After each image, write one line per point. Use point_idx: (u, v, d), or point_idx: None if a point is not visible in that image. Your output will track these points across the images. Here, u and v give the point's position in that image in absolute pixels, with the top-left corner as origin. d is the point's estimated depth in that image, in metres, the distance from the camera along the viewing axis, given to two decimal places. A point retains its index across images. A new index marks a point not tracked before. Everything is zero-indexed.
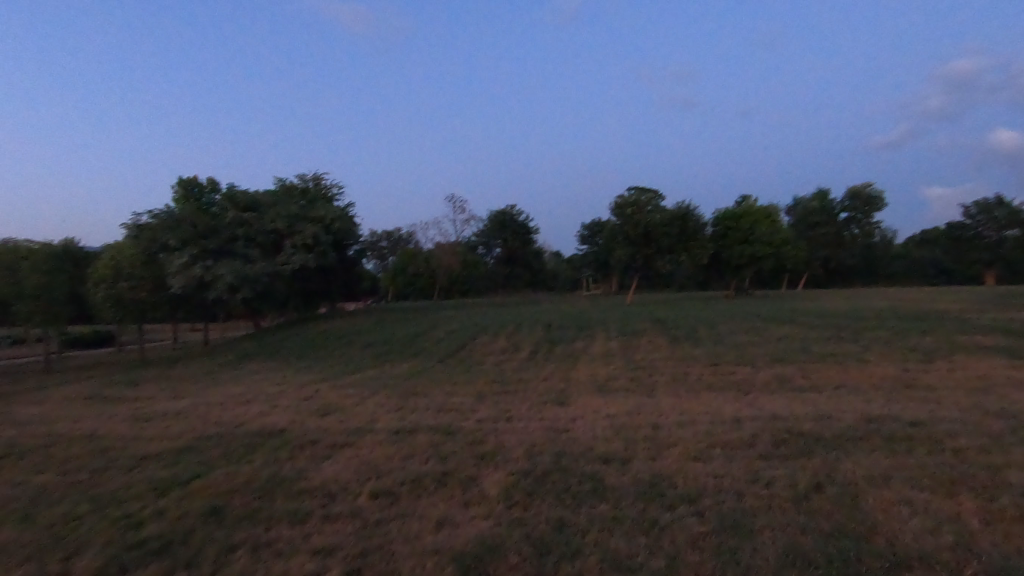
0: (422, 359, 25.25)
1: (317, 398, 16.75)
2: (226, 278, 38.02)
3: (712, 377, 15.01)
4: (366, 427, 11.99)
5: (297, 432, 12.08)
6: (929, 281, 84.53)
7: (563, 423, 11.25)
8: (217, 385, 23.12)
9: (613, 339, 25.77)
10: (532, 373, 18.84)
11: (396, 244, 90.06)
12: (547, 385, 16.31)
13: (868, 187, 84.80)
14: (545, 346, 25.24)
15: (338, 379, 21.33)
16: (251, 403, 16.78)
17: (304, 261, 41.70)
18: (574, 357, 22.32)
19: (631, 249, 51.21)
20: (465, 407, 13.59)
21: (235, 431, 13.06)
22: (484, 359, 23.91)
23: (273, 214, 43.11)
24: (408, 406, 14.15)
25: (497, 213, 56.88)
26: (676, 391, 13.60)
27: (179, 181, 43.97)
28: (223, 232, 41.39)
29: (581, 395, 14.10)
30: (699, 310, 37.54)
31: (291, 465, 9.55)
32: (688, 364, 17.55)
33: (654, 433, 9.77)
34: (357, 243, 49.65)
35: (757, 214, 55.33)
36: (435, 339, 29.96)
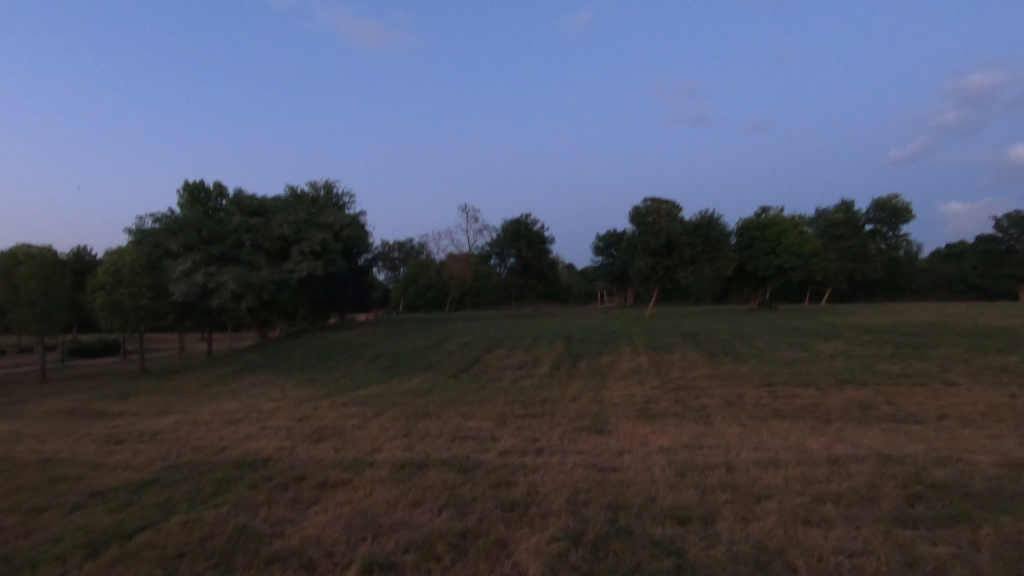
0: (434, 374, 23.13)
1: (313, 419, 14.68)
2: (229, 285, 36.29)
3: (775, 400, 12.78)
4: (368, 458, 9.94)
5: (283, 464, 10.02)
6: (957, 297, 81.37)
7: (608, 459, 9.11)
8: (211, 400, 21.17)
9: (642, 354, 23.54)
10: (558, 392, 16.68)
11: (408, 254, 88.66)
12: (577, 406, 14.17)
13: (894, 199, 82.21)
14: (568, 361, 23.07)
15: (341, 396, 19.26)
16: (240, 423, 14.79)
17: (311, 268, 40.01)
18: (602, 374, 20.10)
19: (651, 260, 48.97)
20: (484, 433, 11.45)
21: (213, 458, 11.08)
22: (502, 375, 21.80)
23: (281, 219, 41.57)
24: (417, 432, 12.01)
25: (512, 222, 54.85)
26: (737, 417, 11.39)
27: (185, 185, 42.57)
28: (229, 238, 39.83)
29: (621, 421, 11.93)
30: (729, 323, 35.23)
31: (266, 513, 7.46)
32: (739, 385, 15.30)
33: (734, 480, 7.58)
34: (368, 252, 48.01)
35: (785, 224, 52.95)
36: (446, 352, 27.86)
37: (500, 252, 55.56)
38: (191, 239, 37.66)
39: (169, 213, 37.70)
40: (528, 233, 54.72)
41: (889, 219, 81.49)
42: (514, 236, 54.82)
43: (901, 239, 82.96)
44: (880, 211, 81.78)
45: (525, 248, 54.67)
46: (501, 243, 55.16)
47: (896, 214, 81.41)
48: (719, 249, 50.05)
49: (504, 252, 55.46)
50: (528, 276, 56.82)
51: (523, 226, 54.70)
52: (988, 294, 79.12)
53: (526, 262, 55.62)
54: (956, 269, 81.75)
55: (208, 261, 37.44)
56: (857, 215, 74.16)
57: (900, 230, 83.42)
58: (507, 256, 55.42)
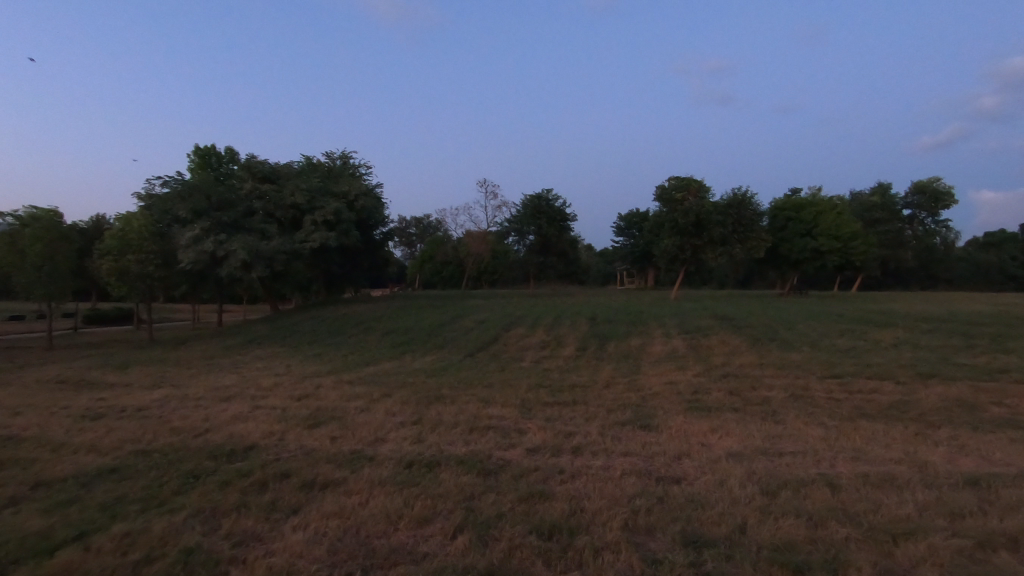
0: (449, 353, 21.43)
1: (312, 400, 13.01)
2: (239, 254, 34.96)
3: (853, 396, 10.75)
4: (369, 452, 8.22)
5: (266, 455, 8.30)
6: (994, 287, 77.59)
7: (666, 466, 7.26)
8: (210, 373, 19.73)
9: (676, 337, 21.56)
10: (588, 377, 14.80)
11: (425, 231, 86.86)
12: (613, 393, 12.34)
13: (936, 181, 78.23)
14: (594, 343, 21.16)
15: (347, 374, 17.64)
16: (232, 402, 13.19)
17: (324, 239, 38.48)
18: (634, 358, 18.15)
19: (679, 239, 46.56)
20: (507, 425, 9.65)
21: (191, 443, 9.48)
22: (523, 355, 20.03)
23: (293, 186, 39.90)
24: (428, 420, 10.28)
25: (532, 198, 52.61)
26: (813, 415, 9.47)
27: (195, 149, 41.01)
28: (239, 204, 38.35)
29: (671, 415, 10.00)
30: (764, 308, 33.02)
31: (231, 526, 5.76)
32: (798, 376, 13.25)
33: (847, 507, 5.64)
34: (384, 225, 46.34)
35: (823, 205, 50.09)
36: (462, 330, 26.15)
37: (519, 229, 53.46)
38: (201, 205, 36.25)
39: (178, 177, 36.20)
40: (549, 209, 52.51)
41: (927, 204, 78.16)
42: (534, 213, 52.66)
43: (939, 225, 80.15)
44: (918, 195, 78.46)
45: (546, 225, 52.47)
46: (520, 219, 53.04)
47: (935, 198, 78.07)
48: (751, 230, 47.40)
49: (523, 228, 53.36)
50: (548, 254, 54.51)
51: (544, 202, 52.47)
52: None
53: (546, 240, 53.39)
54: (994, 258, 78.14)
55: (218, 229, 36.09)
56: (894, 198, 70.70)
57: (940, 215, 79.39)
58: (527, 233, 53.27)
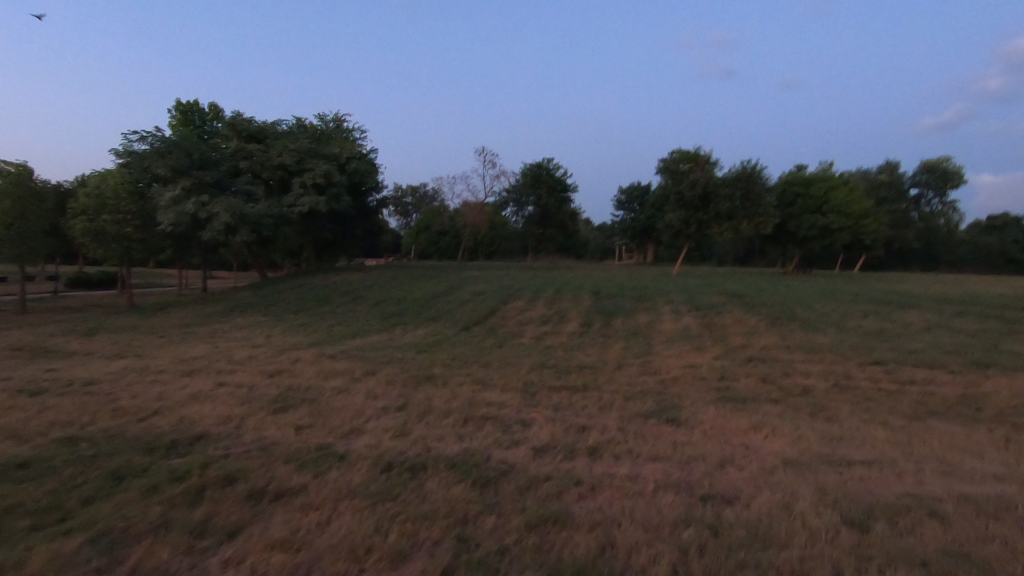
0: (442, 326, 19.90)
1: (285, 377, 11.49)
2: (222, 216, 33.07)
3: (907, 388, 9.29)
4: (341, 448, 6.72)
5: (214, 450, 6.78)
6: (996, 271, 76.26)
7: (709, 477, 5.79)
8: (182, 343, 18.17)
9: (686, 314, 20.06)
10: (597, 357, 13.30)
11: (422, 200, 84.70)
12: (627, 376, 10.87)
13: (945, 159, 77.23)
14: (598, 319, 19.65)
15: (330, 346, 16.12)
16: (194, 377, 11.63)
17: (313, 203, 36.56)
18: (643, 337, 16.67)
19: (684, 213, 44.85)
20: (509, 415, 8.15)
21: (132, 430, 7.96)
22: (523, 330, 18.54)
23: (280, 146, 37.71)
24: (417, 406, 8.77)
25: (533, 166, 50.50)
26: (871, 410, 8.00)
27: (176, 104, 38.47)
28: (222, 164, 36.17)
29: (700, 407, 8.51)
30: (773, 285, 31.64)
31: (140, 560, 4.27)
32: (834, 361, 11.80)
33: (971, 552, 4.19)
34: (378, 191, 44.33)
35: (833, 180, 48.30)
36: (457, 301, 24.59)
37: (518, 199, 51.40)
38: (181, 163, 34.02)
39: (156, 133, 33.79)
40: (550, 178, 50.46)
41: (936, 182, 77.94)
42: (534, 182, 50.58)
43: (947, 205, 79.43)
44: (927, 173, 78.07)
45: (546, 195, 50.50)
46: (520, 189, 50.96)
47: (945, 177, 77.71)
48: (758, 204, 45.62)
49: (521, 198, 51.30)
50: (547, 226, 52.60)
51: (544, 171, 50.35)
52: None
53: (546, 211, 51.44)
54: (998, 240, 76.62)
55: (200, 189, 34.10)
56: (902, 176, 68.85)
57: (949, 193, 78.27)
58: (526, 203, 51.25)
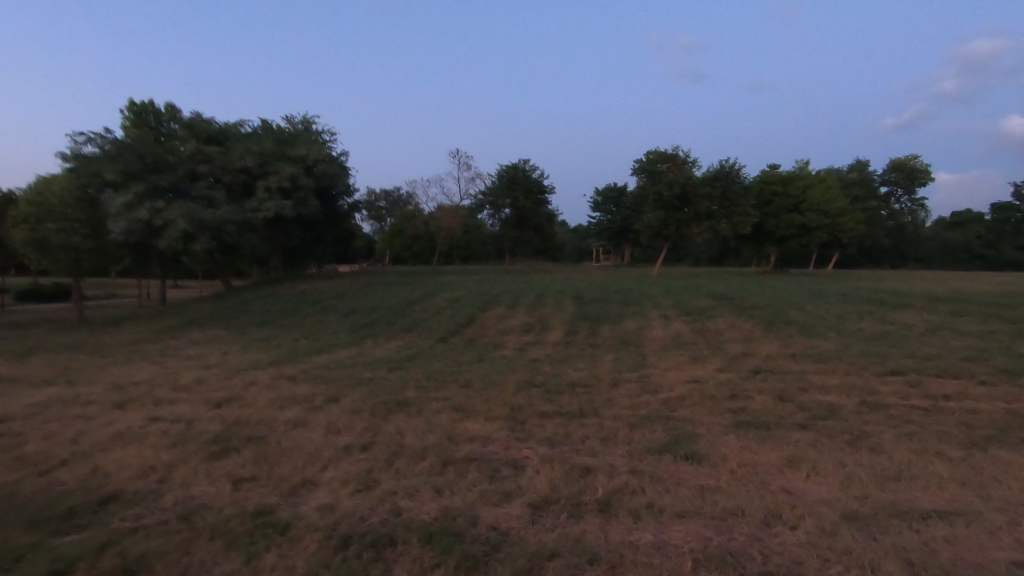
0: (417, 338, 18.41)
1: (233, 406, 9.91)
2: (179, 223, 30.95)
3: (944, 405, 8.24)
4: (285, 514, 5.27)
5: (122, 522, 5.26)
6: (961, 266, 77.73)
7: (757, 545, 4.55)
8: (126, 364, 16.28)
9: (676, 320, 18.99)
10: (589, 372, 12.01)
11: (395, 204, 82.67)
12: (627, 397, 9.60)
13: (911, 158, 78.50)
14: (584, 326, 18.42)
15: (292, 365, 14.52)
16: (126, 410, 9.96)
17: (279, 208, 34.66)
18: (635, 346, 15.49)
19: (663, 213, 44.12)
20: (496, 456, 6.80)
21: (25, 489, 6.35)
22: (504, 341, 17.21)
23: (242, 148, 35.68)
24: (387, 444, 7.36)
25: (508, 169, 49.13)
26: (918, 436, 6.89)
27: (128, 104, 36.05)
28: (179, 167, 33.94)
29: (720, 436, 7.28)
30: (757, 285, 30.96)
31: None
32: (850, 372, 10.75)
33: None
34: (349, 194, 42.55)
35: (810, 178, 48.27)
36: (433, 310, 23.12)
37: (493, 201, 50.00)
38: (133, 167, 31.68)
39: (105, 134, 31.43)
40: (526, 180, 49.25)
41: (904, 181, 78.91)
42: (510, 184, 49.31)
43: (915, 203, 80.64)
44: (895, 172, 78.97)
45: (522, 197, 49.18)
46: (495, 191, 49.58)
47: (912, 176, 78.53)
48: (737, 204, 45.17)
49: (498, 201, 49.91)
50: (524, 228, 51.05)
51: (520, 172, 49.11)
52: (993, 265, 74.00)
53: (522, 214, 50.18)
54: (962, 237, 77.27)
55: (155, 195, 31.92)
56: (872, 175, 69.65)
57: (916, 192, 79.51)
58: (502, 206, 49.85)
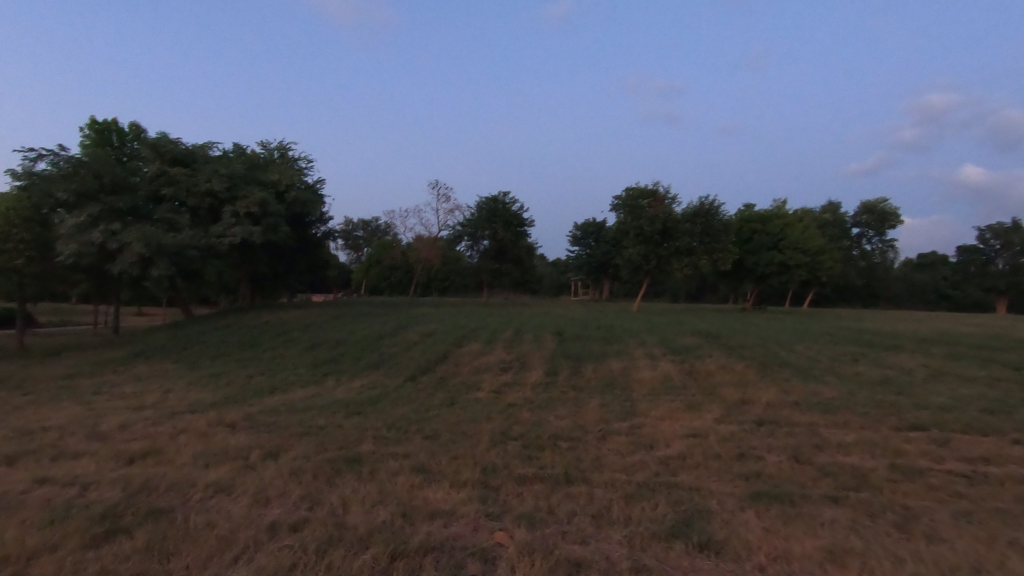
0: (383, 377, 16.81)
1: (149, 462, 8.28)
2: (135, 247, 29.01)
3: (988, 472, 7.09)
4: None
5: None
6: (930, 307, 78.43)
7: None
8: (46, 403, 14.30)
9: (663, 361, 17.81)
10: (573, 422, 10.63)
11: (373, 234, 81.22)
12: (619, 455, 8.27)
13: (882, 201, 80.67)
14: (565, 366, 17.08)
15: (238, 407, 12.86)
16: (16, 467, 8.24)
17: (246, 234, 32.93)
18: (620, 389, 14.25)
19: (644, 248, 43.52)
20: (463, 542, 5.39)
21: None
22: (479, 381, 15.81)
23: (209, 171, 34.08)
24: (324, 523, 5.86)
25: (488, 201, 48.30)
26: (975, 517, 5.70)
27: (90, 122, 34.46)
28: (140, 189, 32.19)
29: (737, 513, 5.97)
30: (741, 323, 30.18)
31: None
32: (864, 425, 9.64)
33: None
34: (323, 222, 41.03)
35: (789, 217, 48.50)
36: (404, 344, 21.59)
37: (472, 233, 48.93)
38: (88, 187, 29.85)
39: (60, 151, 29.59)
40: (506, 213, 48.35)
41: (875, 223, 80.61)
42: (489, 216, 48.36)
43: (885, 245, 82.39)
44: (867, 214, 80.79)
45: (501, 229, 48.24)
46: (474, 223, 48.53)
47: (883, 219, 80.51)
48: (718, 240, 44.91)
49: (476, 232, 48.79)
50: (503, 261, 50.07)
51: (500, 205, 48.25)
52: (959, 305, 75.22)
53: (501, 246, 49.07)
54: (928, 278, 78.56)
55: (112, 217, 30.02)
56: (844, 216, 70.96)
57: (887, 234, 81.32)
58: (481, 238, 48.73)
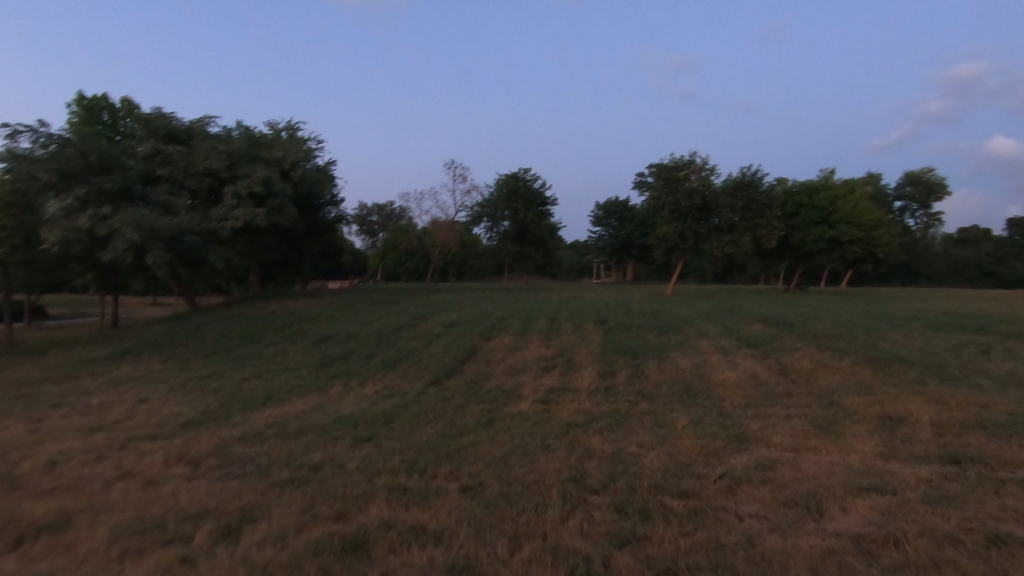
0: (400, 381, 13.82)
1: (41, 546, 5.36)
2: (126, 232, 26.21)
3: None
4: None
5: None
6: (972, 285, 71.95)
7: None
8: None
9: (740, 355, 14.60)
10: (669, 457, 7.53)
11: (389, 218, 78.35)
12: (783, 537, 5.11)
13: (928, 171, 75.54)
14: (622, 365, 13.84)
15: (216, 429, 9.96)
16: None
17: (248, 217, 29.87)
18: (703, 396, 11.19)
19: (680, 225, 39.83)
20: None
21: None
22: (519, 385, 12.78)
23: (207, 147, 31.04)
24: None
25: (509, 179, 44.85)
26: None
27: (78, 97, 31.75)
28: (133, 169, 29.38)
29: None
30: (804, 307, 26.59)
31: None
32: None
33: None
34: (335, 205, 38.02)
35: (841, 189, 44.25)
36: (424, 337, 18.59)
37: (492, 214, 45.50)
38: (73, 167, 27.07)
39: (43, 128, 26.86)
40: (527, 191, 44.93)
41: (921, 196, 75.35)
42: (509, 195, 44.98)
43: (930, 219, 77.31)
44: (911, 186, 75.60)
45: (523, 209, 44.80)
46: (493, 203, 45.17)
47: (929, 190, 75.19)
48: (761, 215, 40.92)
49: (496, 213, 45.39)
50: (524, 243, 46.60)
51: (521, 182, 44.83)
52: (1005, 283, 69.82)
53: (523, 227, 45.64)
54: (972, 253, 72.30)
55: (101, 200, 27.30)
56: (887, 189, 65.98)
57: (932, 207, 76.17)
58: (501, 218, 45.40)
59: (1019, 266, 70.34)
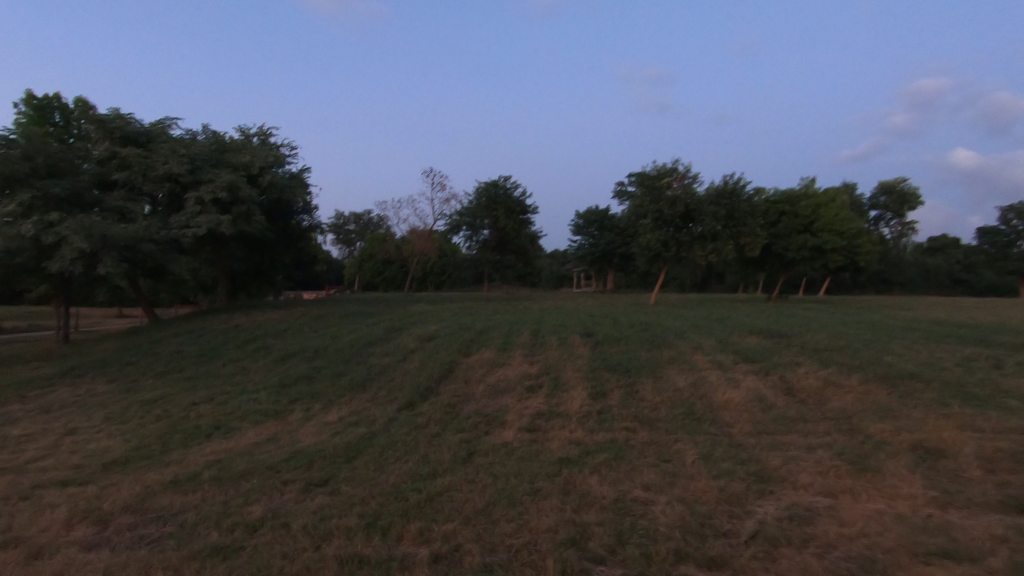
0: (369, 405, 12.36)
1: None
2: (74, 240, 24.20)
3: None
4: None
5: None
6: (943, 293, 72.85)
7: None
8: None
9: (740, 372, 13.49)
10: (685, 505, 6.29)
11: (366, 227, 76.38)
12: None
13: (901, 181, 76.70)
14: (614, 385, 12.61)
15: (144, 471, 8.38)
16: None
17: (212, 224, 28.00)
18: (708, 422, 9.99)
19: (663, 233, 39.05)
20: None
21: None
22: (502, 409, 11.44)
23: (167, 150, 29.12)
24: None
25: (489, 187, 43.70)
26: None
27: (26, 97, 29.61)
28: (85, 173, 27.37)
29: None
30: (796, 317, 25.79)
31: None
32: None
33: None
34: (308, 212, 36.25)
35: (822, 198, 44.10)
36: (397, 353, 17.14)
37: (471, 222, 44.16)
38: (17, 170, 25.03)
39: None
40: (507, 199, 43.81)
41: (894, 205, 76.33)
42: (489, 203, 43.77)
43: (903, 228, 78.38)
44: (885, 195, 76.56)
45: (503, 217, 43.60)
46: (472, 210, 43.88)
47: (902, 199, 76.19)
48: (744, 223, 40.39)
49: (476, 221, 44.07)
50: (504, 252, 45.39)
51: (501, 190, 43.72)
52: (975, 290, 70.78)
53: (503, 236, 44.44)
54: (943, 261, 73.38)
55: (48, 206, 25.25)
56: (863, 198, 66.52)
57: (905, 216, 77.20)
58: (480, 227, 44.10)
59: (987, 273, 71.49)
